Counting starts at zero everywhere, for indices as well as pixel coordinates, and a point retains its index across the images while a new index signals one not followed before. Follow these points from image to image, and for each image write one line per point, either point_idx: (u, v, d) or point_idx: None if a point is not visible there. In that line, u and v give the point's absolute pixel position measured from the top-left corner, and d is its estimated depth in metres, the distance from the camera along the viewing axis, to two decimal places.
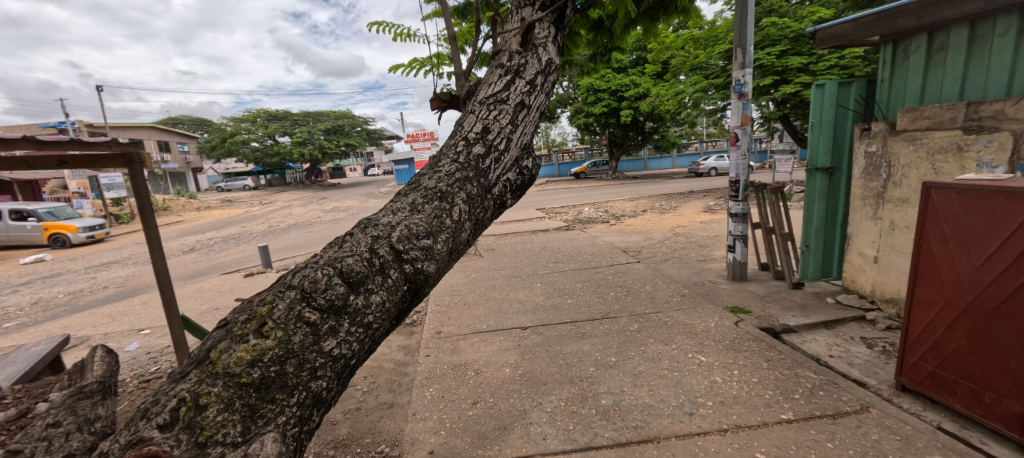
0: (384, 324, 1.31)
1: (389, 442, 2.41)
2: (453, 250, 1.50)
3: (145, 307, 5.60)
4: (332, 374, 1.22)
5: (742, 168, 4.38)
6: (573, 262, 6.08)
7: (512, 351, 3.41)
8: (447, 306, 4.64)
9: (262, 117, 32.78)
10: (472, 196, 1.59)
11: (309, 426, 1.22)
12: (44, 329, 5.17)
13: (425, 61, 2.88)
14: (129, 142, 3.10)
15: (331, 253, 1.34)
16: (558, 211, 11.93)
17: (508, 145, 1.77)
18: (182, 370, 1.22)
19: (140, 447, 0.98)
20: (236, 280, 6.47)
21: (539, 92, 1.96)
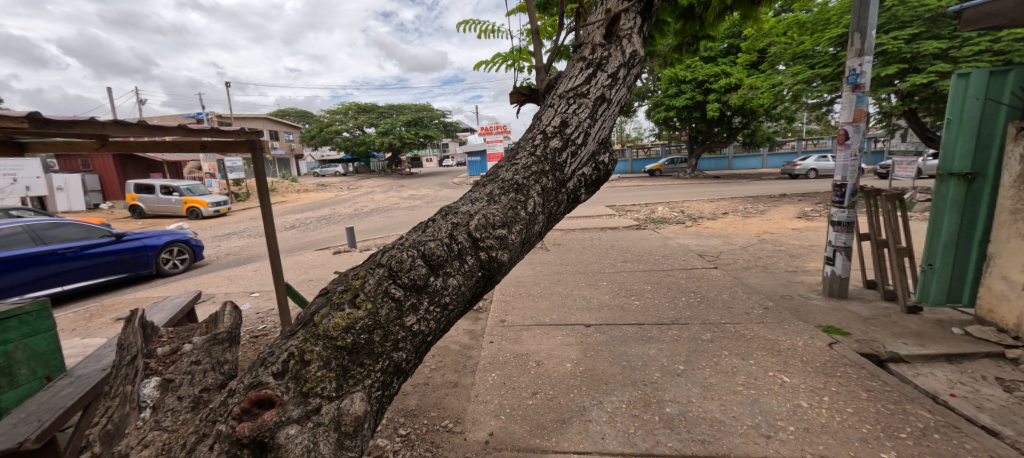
0: (459, 306, 1.40)
1: (452, 418, 2.57)
2: (526, 241, 1.54)
3: (255, 274, 6.50)
4: (411, 347, 1.33)
5: (850, 171, 3.86)
6: (643, 262, 5.85)
7: (574, 346, 3.40)
8: (512, 295, 4.76)
9: (353, 110, 35.80)
10: (547, 190, 1.62)
11: (390, 392, 1.33)
12: (182, 285, 6.24)
13: (507, 56, 2.91)
14: (253, 130, 3.58)
15: (416, 236, 1.44)
16: (629, 209, 11.55)
17: (586, 139, 1.76)
18: (290, 329, 1.39)
19: (258, 389, 1.15)
20: (327, 256, 7.24)
21: (621, 84, 1.92)
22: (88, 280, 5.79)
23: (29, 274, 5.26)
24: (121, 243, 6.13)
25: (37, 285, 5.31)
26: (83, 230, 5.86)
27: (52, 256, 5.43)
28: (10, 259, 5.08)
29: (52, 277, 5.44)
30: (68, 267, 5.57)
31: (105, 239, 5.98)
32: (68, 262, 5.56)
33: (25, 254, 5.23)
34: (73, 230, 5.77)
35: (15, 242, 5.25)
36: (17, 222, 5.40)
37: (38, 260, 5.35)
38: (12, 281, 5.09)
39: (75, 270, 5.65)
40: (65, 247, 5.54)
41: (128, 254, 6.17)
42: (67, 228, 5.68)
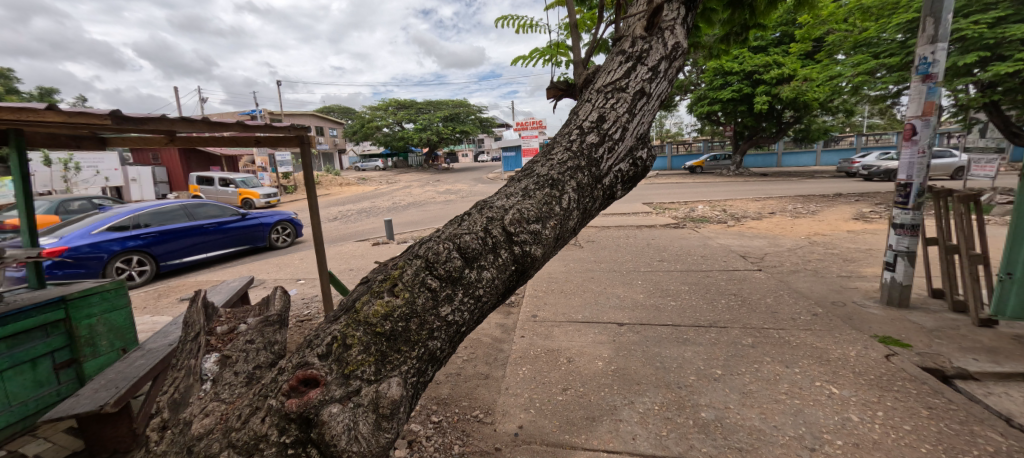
0: (492, 299, 1.42)
1: (483, 409, 2.62)
2: (560, 236, 1.55)
3: (301, 262, 6.88)
4: (445, 337, 1.37)
5: (917, 169, 3.56)
6: (680, 262, 5.67)
7: (606, 345, 3.37)
8: (544, 291, 4.77)
9: (393, 106, 36.82)
10: (582, 185, 1.61)
11: (424, 379, 1.38)
12: (236, 270, 6.71)
13: (545, 51, 2.90)
14: (302, 126, 3.78)
15: (452, 229, 1.48)
16: (667, 207, 11.21)
17: (623, 135, 1.73)
18: (334, 314, 1.47)
19: (304, 369, 1.23)
20: (367, 248, 7.53)
21: (662, 78, 1.87)
22: (224, 249, 7.25)
23: (186, 243, 6.67)
24: (246, 221, 7.64)
25: (189, 252, 6.72)
26: (218, 209, 7.27)
27: (199, 229, 6.83)
28: (176, 230, 6.52)
29: (199, 246, 6.85)
30: (212, 238, 7.03)
31: (234, 217, 7.44)
32: (210, 235, 6.97)
33: (183, 227, 6.63)
34: (211, 209, 7.16)
35: (175, 217, 6.60)
36: (173, 201, 6.77)
37: (190, 232, 6.73)
38: (176, 248, 6.50)
39: (213, 242, 7.07)
40: (207, 223, 6.96)
41: (249, 231, 7.63)
42: (208, 208, 7.07)
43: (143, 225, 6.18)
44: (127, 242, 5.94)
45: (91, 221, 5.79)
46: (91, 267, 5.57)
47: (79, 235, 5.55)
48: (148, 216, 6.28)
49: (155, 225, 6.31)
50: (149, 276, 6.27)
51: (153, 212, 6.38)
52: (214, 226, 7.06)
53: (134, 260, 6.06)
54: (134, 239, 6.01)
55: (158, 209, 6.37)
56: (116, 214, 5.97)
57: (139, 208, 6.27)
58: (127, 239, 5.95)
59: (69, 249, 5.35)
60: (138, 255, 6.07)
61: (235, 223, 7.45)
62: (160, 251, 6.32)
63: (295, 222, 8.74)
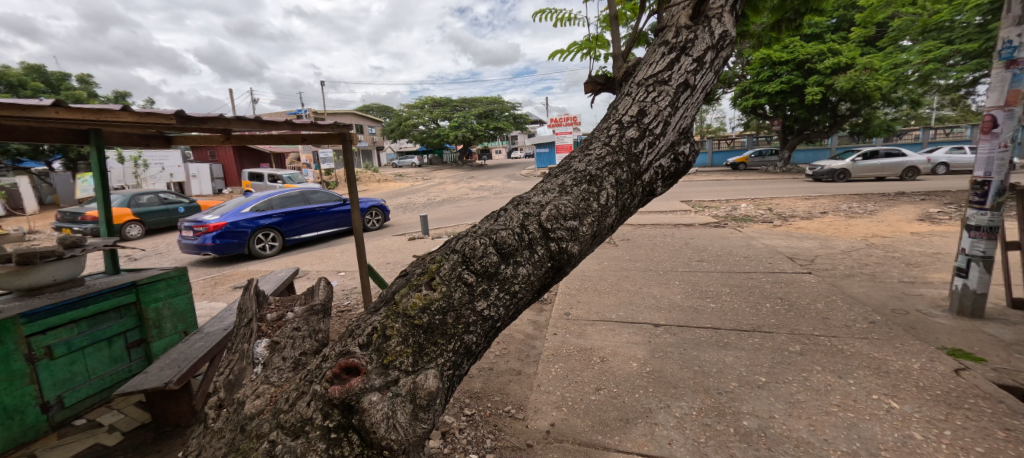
0: (528, 294, 1.42)
1: (515, 405, 2.63)
2: (597, 234, 1.52)
3: (342, 255, 7.17)
4: (481, 332, 1.38)
5: (998, 165, 3.20)
6: (721, 263, 5.44)
7: (641, 346, 3.29)
8: (577, 289, 4.72)
9: (429, 104, 37.54)
10: (621, 182, 1.56)
11: (459, 373, 1.40)
12: (283, 261, 7.09)
13: (583, 44, 2.84)
14: (344, 124, 3.92)
15: (488, 225, 1.48)
16: (707, 205, 10.76)
17: (665, 129, 1.66)
18: (374, 306, 1.51)
19: (346, 357, 1.27)
20: (403, 242, 7.74)
21: (708, 69, 1.78)
22: (331, 228, 8.71)
23: (305, 222, 8.19)
24: (346, 205, 9.05)
25: (306, 229, 8.21)
26: (326, 196, 8.76)
27: (313, 211, 8.33)
28: (297, 211, 8.04)
29: (313, 225, 8.35)
30: (322, 219, 8.50)
31: (339, 202, 8.90)
32: (321, 216, 8.43)
33: (302, 209, 8.15)
34: (321, 195, 8.69)
35: (295, 201, 8.16)
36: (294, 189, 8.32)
37: (307, 214, 8.25)
38: (297, 226, 8.01)
39: (323, 222, 8.53)
40: (319, 207, 8.42)
41: (349, 214, 9.01)
42: (321, 195, 8.58)
43: (274, 207, 7.76)
44: (262, 220, 7.50)
45: (239, 202, 7.45)
46: (240, 238, 7.17)
47: (232, 213, 7.21)
48: (278, 200, 7.87)
49: (281, 207, 7.86)
50: (278, 248, 7.80)
51: (280, 197, 7.96)
52: (323, 209, 8.52)
53: (268, 235, 7.64)
54: (268, 218, 7.58)
55: (283, 194, 7.92)
56: (256, 198, 7.59)
57: (272, 193, 7.88)
58: (263, 218, 7.52)
59: (224, 223, 6.98)
60: (270, 230, 7.63)
61: (339, 208, 8.88)
62: (285, 228, 7.85)
63: (386, 208, 10.05)
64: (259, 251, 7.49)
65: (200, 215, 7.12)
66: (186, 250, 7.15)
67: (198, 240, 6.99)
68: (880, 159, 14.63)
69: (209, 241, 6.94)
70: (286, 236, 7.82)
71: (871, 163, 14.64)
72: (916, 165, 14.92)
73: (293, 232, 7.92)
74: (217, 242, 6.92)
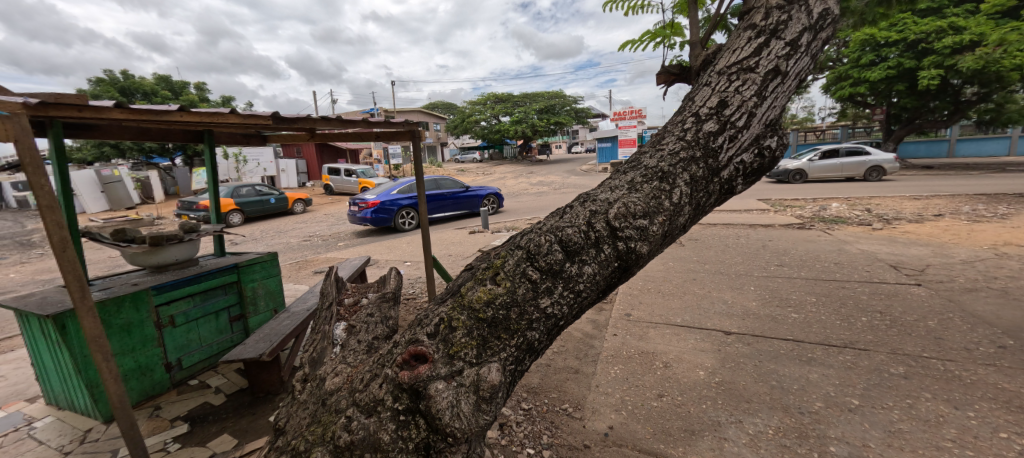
0: (592, 294, 1.39)
1: (572, 403, 2.60)
2: (668, 233, 1.44)
3: (408, 246, 7.56)
4: (543, 329, 1.37)
5: None
6: (806, 269, 4.91)
7: (710, 353, 3.08)
8: (639, 290, 4.54)
9: (491, 100, 38.11)
10: (696, 178, 1.47)
11: (520, 368, 1.40)
12: (357, 250, 7.64)
13: (657, 32, 2.69)
14: (414, 122, 4.11)
15: (553, 222, 1.46)
16: (788, 205, 9.76)
17: (749, 121, 1.52)
18: (440, 297, 1.57)
19: (414, 345, 1.33)
20: (465, 235, 7.97)
21: (803, 54, 1.60)
22: (455, 211, 10.19)
23: (435, 204, 9.79)
24: (467, 192, 10.40)
25: (435, 210, 9.81)
26: (453, 183, 10.25)
27: (441, 196, 9.89)
28: (429, 195, 9.68)
29: (442, 207, 9.93)
30: (448, 202, 10.01)
31: (461, 188, 10.29)
32: (447, 200, 9.93)
33: (433, 193, 9.77)
34: (448, 182, 10.19)
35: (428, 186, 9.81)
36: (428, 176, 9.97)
37: (437, 197, 9.87)
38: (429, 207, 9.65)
39: (448, 205, 10.06)
40: (447, 192, 9.96)
41: (469, 199, 10.33)
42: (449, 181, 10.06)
43: (414, 191, 9.54)
44: (404, 200, 9.28)
45: (389, 186, 9.38)
46: (388, 214, 9.07)
47: (384, 194, 9.12)
48: None
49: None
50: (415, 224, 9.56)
51: (419, 183, 9.68)
52: (450, 194, 10.01)
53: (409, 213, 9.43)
54: (409, 199, 9.35)
55: (420, 181, 9.63)
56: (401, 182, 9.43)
57: (412, 180, 9.66)
58: (405, 199, 9.33)
59: (378, 202, 8.91)
60: (410, 210, 9.40)
61: (461, 194, 10.26)
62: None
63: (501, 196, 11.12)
64: (401, 226, 9.35)
65: (363, 194, 9.21)
66: (354, 220, 9.37)
67: (361, 214, 9.08)
68: (840, 158, 13.37)
69: (367, 215, 8.97)
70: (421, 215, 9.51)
71: (836, 163, 13.38)
72: (883, 164, 13.40)
73: (426, 212, 9.59)
74: (373, 216, 8.91)
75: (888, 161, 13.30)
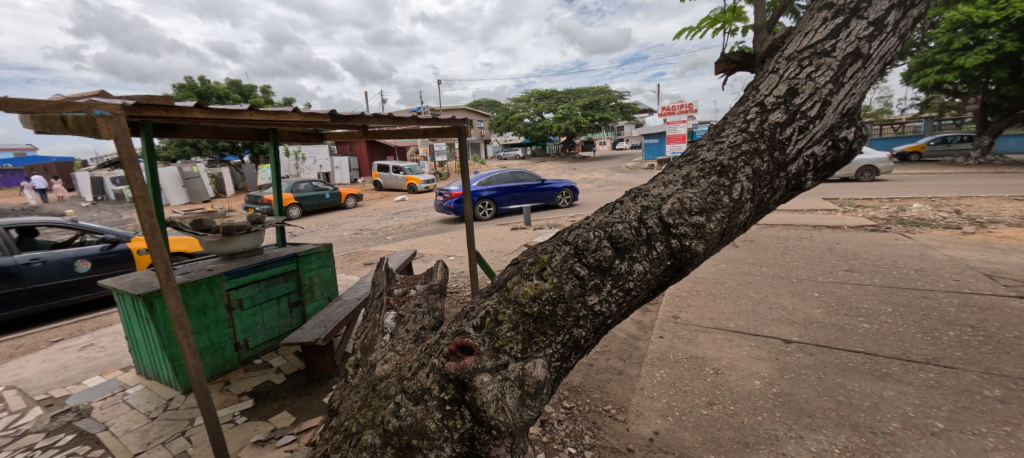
0: (642, 293, 1.34)
1: (615, 405, 2.53)
2: (726, 231, 1.35)
3: (452, 241, 7.73)
4: (590, 327, 1.34)
5: None
6: (880, 275, 4.45)
7: (766, 362, 2.89)
8: (687, 292, 4.34)
9: (535, 97, 37.91)
10: (760, 173, 1.36)
11: (566, 365, 1.38)
12: (403, 244, 7.92)
13: (716, 17, 2.54)
14: (460, 118, 4.18)
15: (602, 217, 1.42)
16: (859, 205, 8.90)
17: (822, 111, 1.39)
18: (487, 290, 1.57)
19: (460, 337, 1.34)
20: (507, 232, 8.01)
21: (889, 34, 1.43)
22: (531, 203, 10.53)
23: (512, 196, 10.29)
24: (543, 185, 10.64)
25: (511, 202, 10.31)
26: (530, 176, 10.61)
27: (518, 188, 10.32)
28: (506, 187, 10.21)
29: (519, 198, 10.38)
30: (524, 194, 10.41)
31: (538, 181, 10.57)
32: (523, 192, 10.34)
33: (510, 186, 10.26)
34: (526, 175, 10.58)
35: (505, 179, 10.34)
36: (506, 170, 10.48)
37: (514, 190, 10.33)
38: (507, 198, 10.19)
39: (524, 197, 10.45)
40: (523, 184, 10.36)
41: (544, 192, 10.59)
42: (526, 174, 10.43)
43: (492, 183, 10.15)
44: (484, 192, 9.95)
45: (470, 178, 10.13)
46: (469, 204, 9.81)
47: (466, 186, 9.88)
48: (495, 178, 10.21)
49: (497, 184, 10.16)
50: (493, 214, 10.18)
51: (498, 175, 10.24)
52: (526, 186, 10.40)
53: (487, 203, 10.06)
54: (488, 190, 9.93)
55: (498, 173, 10.19)
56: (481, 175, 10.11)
57: (491, 173, 10.26)
58: (484, 190, 9.99)
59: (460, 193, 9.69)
60: (488, 201, 10.04)
61: (537, 186, 10.55)
62: (498, 199, 10.14)
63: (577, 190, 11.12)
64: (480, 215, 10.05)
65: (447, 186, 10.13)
66: (439, 209, 10.33)
67: (445, 204, 9.97)
68: None
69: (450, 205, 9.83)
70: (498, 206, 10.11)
71: None
72: (875, 164, 12.83)
73: (503, 203, 10.14)
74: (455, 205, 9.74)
75: (882, 161, 12.71)
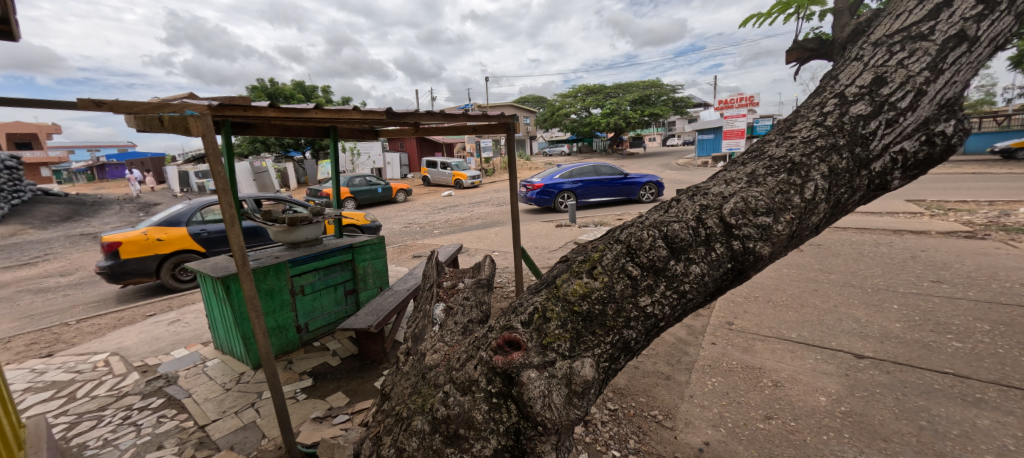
0: (698, 297, 1.28)
1: (662, 411, 2.45)
2: (796, 234, 1.25)
3: (497, 236, 7.81)
4: (642, 328, 1.30)
5: None
6: (976, 289, 3.93)
7: (833, 377, 2.65)
8: (743, 297, 4.08)
9: (582, 92, 37.22)
10: (837, 171, 1.25)
11: (614, 367, 1.35)
12: (450, 238, 8.12)
13: (789, 2, 2.35)
14: (509, 115, 4.19)
15: (657, 216, 1.37)
16: (949, 208, 7.90)
17: (915, 102, 1.24)
18: (536, 286, 1.57)
19: (508, 332, 1.35)
20: (551, 229, 7.96)
21: (1003, 13, 1.25)
22: (613, 197, 10.41)
23: (593, 189, 10.28)
24: (627, 179, 10.42)
25: (593, 195, 10.28)
26: (613, 170, 10.45)
27: (600, 181, 10.26)
28: (588, 181, 10.24)
29: (601, 192, 10.32)
30: (606, 188, 10.31)
31: (621, 175, 10.39)
32: (605, 186, 10.24)
33: (592, 179, 10.25)
34: (609, 169, 10.48)
35: (588, 173, 10.35)
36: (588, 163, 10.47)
37: (596, 183, 10.30)
38: (588, 191, 10.22)
39: (606, 190, 10.35)
40: (606, 178, 10.26)
41: (628, 187, 10.38)
42: (609, 168, 10.31)
43: (574, 176, 10.26)
44: (566, 184, 10.09)
45: (553, 171, 10.33)
46: (550, 196, 10.03)
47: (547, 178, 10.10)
48: (577, 171, 10.28)
49: (580, 177, 10.20)
50: (573, 207, 10.28)
51: (581, 169, 10.28)
52: (609, 180, 10.30)
53: (568, 196, 10.18)
54: (570, 183, 10.03)
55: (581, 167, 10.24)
56: (564, 168, 10.26)
57: (574, 166, 10.36)
58: (567, 183, 10.13)
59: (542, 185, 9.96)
60: (570, 193, 10.16)
61: (620, 181, 10.38)
62: (579, 192, 10.22)
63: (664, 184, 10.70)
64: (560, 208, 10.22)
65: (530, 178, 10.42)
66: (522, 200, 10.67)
67: (527, 196, 10.29)
68: None
69: (532, 196, 10.15)
70: (579, 198, 10.15)
71: None
72: None
73: (584, 196, 10.19)
74: (537, 197, 10.02)
75: None
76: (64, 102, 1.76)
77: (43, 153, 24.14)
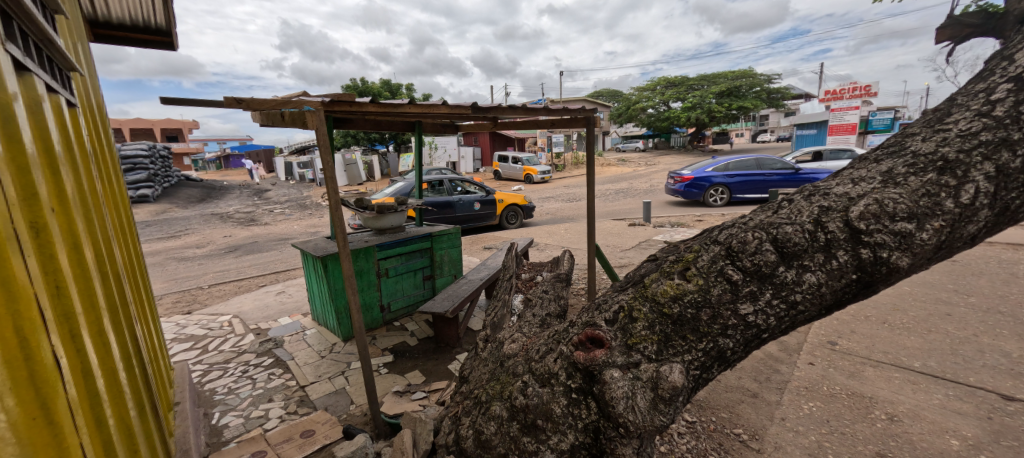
0: (812, 309, 1.15)
1: (748, 431, 2.25)
2: (945, 244, 1.06)
3: (567, 232, 7.73)
4: (740, 338, 1.20)
5: None
6: None
7: (969, 418, 2.23)
8: (850, 315, 3.59)
9: (661, 86, 34.77)
10: (1009, 171, 1.02)
11: (706, 375, 1.26)
12: (520, 232, 8.21)
13: None
14: (590, 109, 4.09)
15: (765, 217, 1.24)
16: None
17: None
18: (621, 285, 1.52)
19: (591, 329, 1.32)
20: (624, 227, 7.68)
21: None
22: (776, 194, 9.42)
23: (751, 184, 9.44)
24: (795, 175, 9.31)
25: (750, 190, 9.48)
26: (779, 163, 9.41)
27: (762, 176, 9.37)
28: (744, 174, 9.44)
29: (760, 187, 9.43)
30: (767, 183, 9.38)
31: (790, 171, 9.30)
32: (767, 182, 9.33)
33: (750, 174, 9.42)
34: (774, 162, 9.48)
35: (748, 166, 9.51)
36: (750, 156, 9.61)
37: (757, 178, 9.43)
38: (745, 186, 9.44)
39: (767, 186, 9.40)
40: (770, 173, 9.32)
41: (795, 184, 9.28)
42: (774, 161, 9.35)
43: (728, 169, 9.54)
44: (718, 178, 9.47)
45: (706, 163, 9.73)
46: (700, 189, 9.50)
47: (699, 170, 9.56)
48: (734, 164, 9.54)
49: (736, 170, 9.45)
50: (725, 202, 9.61)
51: (740, 161, 9.48)
52: (773, 175, 9.32)
53: (720, 190, 9.53)
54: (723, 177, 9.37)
55: (740, 159, 9.45)
56: (720, 161, 9.60)
57: (731, 158, 9.63)
58: (720, 176, 9.49)
59: (693, 177, 9.47)
60: (723, 187, 9.50)
61: (786, 176, 9.31)
62: (734, 186, 9.49)
63: None
64: (710, 202, 9.62)
65: (679, 169, 9.99)
66: (668, 191, 10.31)
67: (675, 187, 9.88)
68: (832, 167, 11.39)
69: (680, 188, 9.71)
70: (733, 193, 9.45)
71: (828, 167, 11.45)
72: None
73: (740, 191, 9.45)
74: (685, 189, 9.57)
75: None
76: (215, 100, 2.11)
77: (185, 145, 28.84)
